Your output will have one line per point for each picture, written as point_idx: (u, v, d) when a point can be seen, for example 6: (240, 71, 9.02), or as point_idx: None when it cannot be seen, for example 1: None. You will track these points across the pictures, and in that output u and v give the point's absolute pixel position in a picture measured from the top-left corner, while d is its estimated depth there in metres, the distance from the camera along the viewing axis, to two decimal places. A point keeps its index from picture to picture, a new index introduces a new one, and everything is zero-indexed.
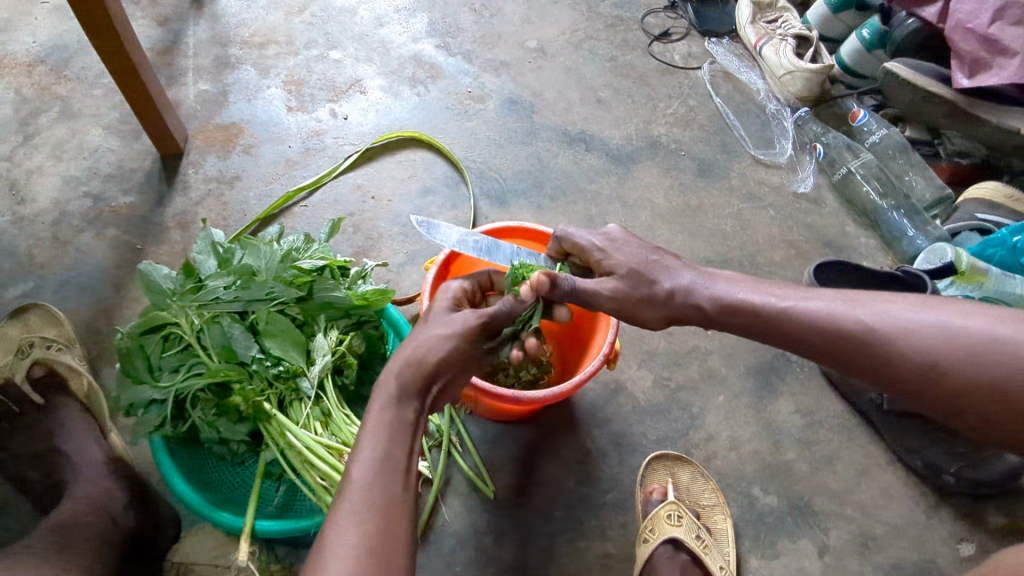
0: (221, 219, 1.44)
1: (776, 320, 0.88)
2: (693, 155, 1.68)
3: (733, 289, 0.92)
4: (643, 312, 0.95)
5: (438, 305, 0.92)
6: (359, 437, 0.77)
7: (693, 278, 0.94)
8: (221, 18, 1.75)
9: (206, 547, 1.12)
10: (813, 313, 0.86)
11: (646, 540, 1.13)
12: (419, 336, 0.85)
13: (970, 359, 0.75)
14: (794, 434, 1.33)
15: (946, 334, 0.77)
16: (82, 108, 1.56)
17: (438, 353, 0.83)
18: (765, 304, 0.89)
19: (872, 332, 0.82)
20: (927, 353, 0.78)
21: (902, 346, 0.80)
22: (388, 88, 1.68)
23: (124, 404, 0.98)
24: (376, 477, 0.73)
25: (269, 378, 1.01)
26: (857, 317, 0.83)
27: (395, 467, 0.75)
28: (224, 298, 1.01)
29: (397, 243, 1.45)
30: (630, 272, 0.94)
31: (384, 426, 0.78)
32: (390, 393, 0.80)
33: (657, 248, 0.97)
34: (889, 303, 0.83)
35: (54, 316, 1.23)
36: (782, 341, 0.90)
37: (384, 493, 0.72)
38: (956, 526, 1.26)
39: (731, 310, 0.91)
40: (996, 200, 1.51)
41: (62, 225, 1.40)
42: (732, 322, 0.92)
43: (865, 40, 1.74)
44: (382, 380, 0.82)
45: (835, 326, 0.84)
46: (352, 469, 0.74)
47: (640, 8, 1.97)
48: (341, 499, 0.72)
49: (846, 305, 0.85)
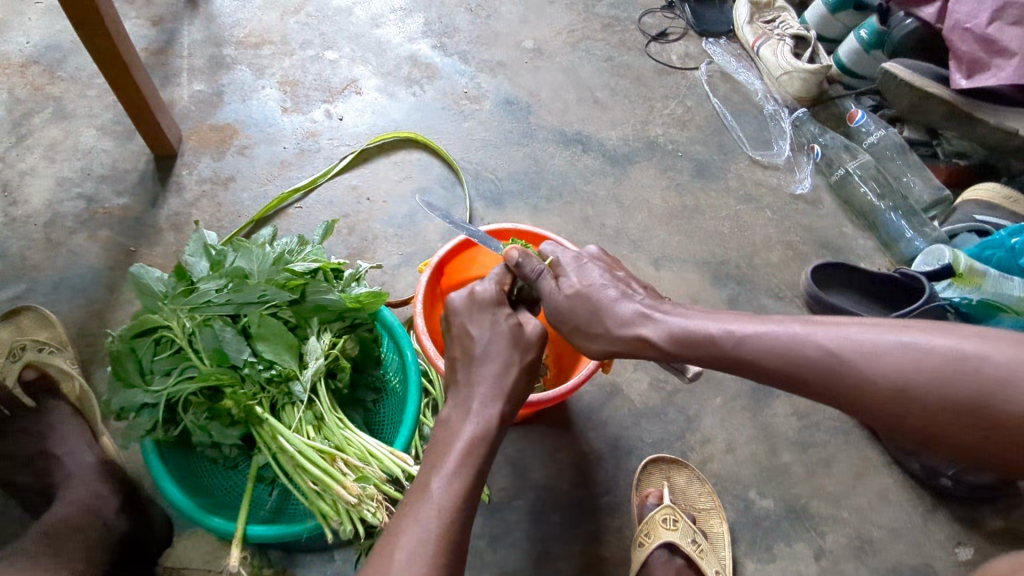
0: (215, 220, 1.43)
1: (734, 350, 0.84)
2: (690, 156, 1.67)
3: (685, 319, 0.89)
4: (583, 339, 0.97)
5: (507, 323, 0.90)
6: (444, 457, 0.78)
7: (638, 309, 0.92)
8: (217, 18, 1.74)
9: (200, 551, 1.13)
10: (771, 340, 0.81)
11: (642, 544, 1.12)
12: (517, 361, 0.87)
13: (942, 379, 0.71)
14: (791, 437, 1.32)
15: (912, 354, 0.73)
16: (76, 108, 1.55)
17: (526, 377, 0.88)
18: (721, 334, 0.85)
19: (836, 356, 0.76)
20: (894, 374, 0.73)
21: (866, 369, 0.75)
22: (384, 89, 1.67)
23: (114, 407, 0.97)
24: (457, 501, 0.73)
25: (262, 382, 1.01)
26: (816, 342, 0.78)
27: (473, 498, 0.76)
28: (216, 301, 1.01)
29: (392, 245, 1.44)
30: (578, 293, 0.95)
31: (471, 456, 0.78)
32: (487, 425, 0.81)
33: (618, 278, 0.98)
34: (850, 325, 0.78)
35: (47, 319, 1.22)
36: (745, 372, 0.84)
37: (460, 518, 0.73)
38: (953, 530, 1.25)
39: (682, 341, 0.88)
40: (994, 201, 1.50)
41: (54, 226, 1.40)
42: (687, 354, 0.88)
43: (862, 40, 1.73)
44: (478, 408, 0.83)
45: (797, 352, 0.79)
46: (433, 484, 0.75)
47: (638, 8, 1.96)
48: (418, 514, 0.72)
49: (806, 331, 0.80)
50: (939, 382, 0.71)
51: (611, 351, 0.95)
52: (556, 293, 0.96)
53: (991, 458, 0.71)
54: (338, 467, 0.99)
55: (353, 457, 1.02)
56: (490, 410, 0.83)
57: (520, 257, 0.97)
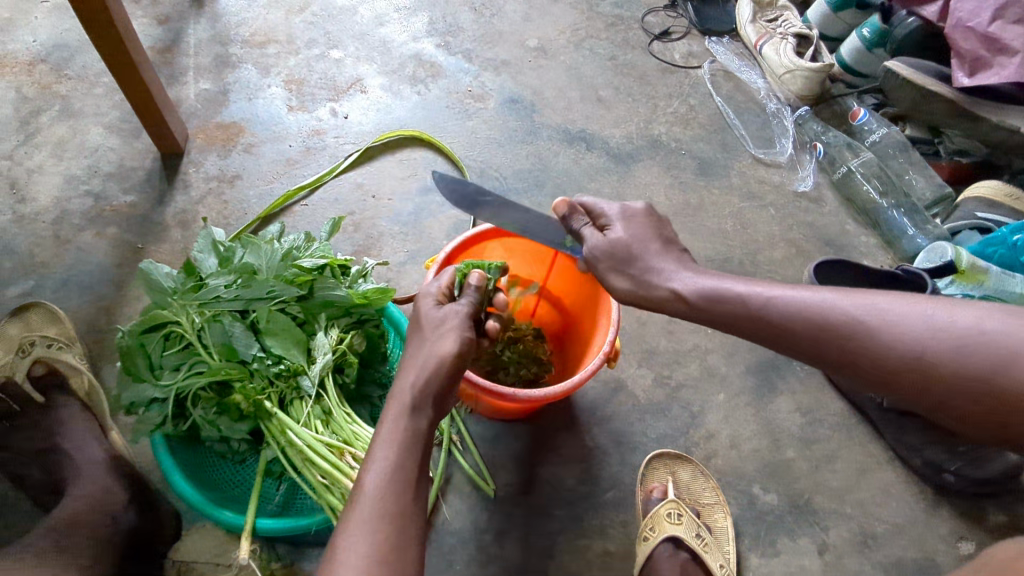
0: (221, 218, 1.44)
1: (758, 312, 0.85)
2: (693, 155, 1.68)
3: (715, 280, 0.89)
4: (614, 279, 0.94)
5: (426, 308, 0.89)
6: (372, 447, 0.78)
7: (671, 270, 0.92)
8: (222, 17, 1.75)
9: (208, 545, 1.08)
10: (795, 304, 0.82)
11: (647, 538, 1.13)
12: (427, 344, 0.85)
13: (959, 353, 0.72)
14: (794, 433, 1.33)
15: (933, 328, 0.74)
16: (83, 107, 1.56)
17: (446, 348, 0.83)
18: (749, 294, 0.86)
19: (859, 323, 0.78)
20: (913, 344, 0.75)
21: (886, 337, 0.76)
22: (388, 87, 1.68)
23: (124, 402, 0.98)
24: (389, 487, 0.73)
25: (270, 376, 1.02)
26: (840, 308, 0.80)
27: (411, 482, 0.75)
28: (225, 297, 1.01)
29: (397, 242, 1.45)
30: (620, 241, 0.93)
31: (399, 437, 0.78)
32: (406, 405, 0.80)
33: (663, 238, 0.96)
34: (875, 295, 0.79)
35: (55, 315, 1.23)
36: (766, 335, 0.86)
37: (398, 502, 0.73)
38: (956, 524, 1.26)
39: (711, 301, 0.88)
40: (995, 199, 1.51)
41: (62, 224, 1.40)
42: (711, 314, 0.88)
43: (866, 39, 1.73)
44: (400, 390, 0.82)
45: (821, 316, 0.80)
46: (366, 477, 0.75)
47: (641, 8, 1.97)
48: (353, 508, 0.72)
49: (832, 297, 0.81)
50: (957, 355, 0.72)
51: (639, 297, 0.93)
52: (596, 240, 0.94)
53: (997, 428, 0.73)
54: (345, 462, 1.01)
55: (361, 451, 1.03)
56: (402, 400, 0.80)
57: (565, 212, 0.96)
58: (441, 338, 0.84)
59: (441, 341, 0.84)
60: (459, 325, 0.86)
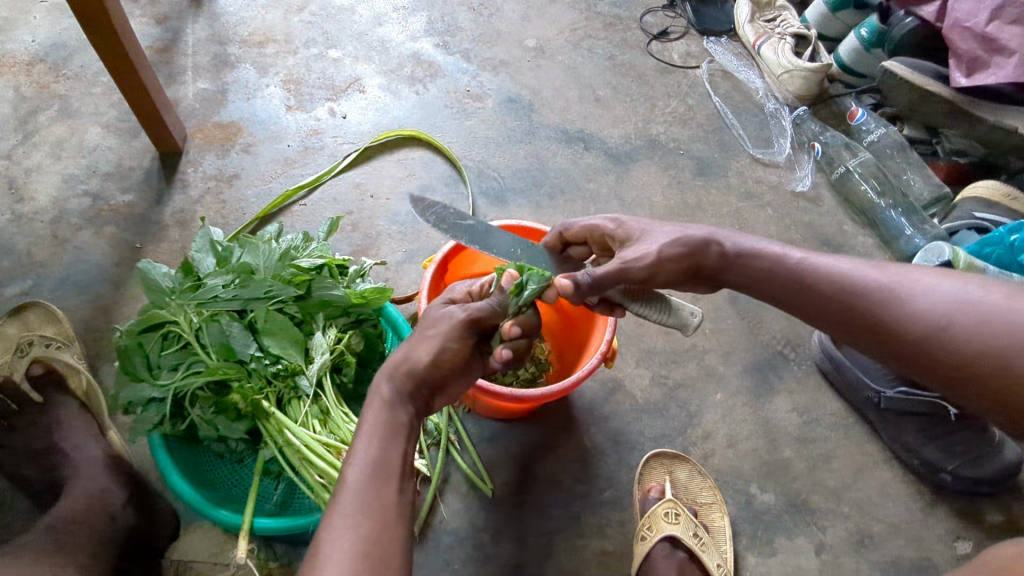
0: (220, 218, 1.44)
1: (792, 273, 0.90)
2: (691, 154, 1.68)
3: (756, 242, 0.93)
4: (664, 274, 0.92)
5: (433, 305, 0.89)
6: (353, 440, 0.77)
7: (713, 231, 0.94)
8: (221, 16, 1.75)
9: (206, 543, 1.07)
10: (830, 269, 0.88)
11: (643, 538, 1.14)
12: (412, 339, 0.83)
13: (979, 327, 0.75)
14: (791, 433, 1.33)
15: (958, 302, 0.77)
16: (82, 106, 1.56)
17: (420, 356, 0.80)
18: (786, 256, 0.91)
19: (888, 291, 0.83)
20: (936, 315, 0.78)
21: (912, 306, 0.81)
22: (387, 87, 1.68)
23: (122, 402, 0.98)
24: (370, 481, 0.73)
25: (269, 376, 1.02)
26: (872, 278, 0.84)
27: (392, 476, 0.75)
28: (223, 296, 1.01)
29: (396, 241, 1.45)
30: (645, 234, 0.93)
31: (379, 430, 0.77)
32: (383, 399, 0.79)
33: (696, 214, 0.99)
34: (909, 270, 0.83)
35: (53, 315, 1.23)
36: (796, 296, 0.91)
37: (380, 496, 0.72)
38: (952, 524, 1.26)
39: (747, 260, 0.93)
40: (993, 199, 1.51)
41: (61, 223, 1.41)
42: (746, 273, 0.93)
43: (863, 40, 1.74)
44: (378, 383, 0.81)
45: (852, 282, 0.85)
46: (347, 471, 0.74)
47: (640, 7, 1.97)
48: (335, 502, 0.72)
49: (867, 267, 0.86)
50: (977, 330, 0.75)
51: (685, 265, 0.92)
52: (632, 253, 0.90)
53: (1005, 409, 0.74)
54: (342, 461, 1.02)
55: None
56: (379, 393, 0.80)
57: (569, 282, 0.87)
58: (419, 342, 0.82)
59: (420, 343, 0.82)
60: (443, 334, 0.81)
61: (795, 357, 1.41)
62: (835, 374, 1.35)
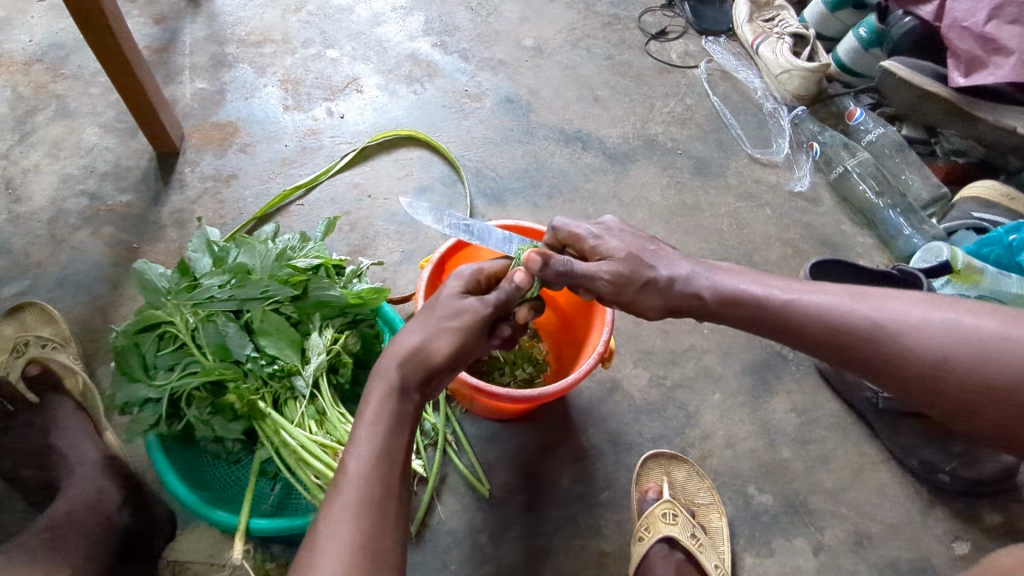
0: (217, 218, 1.43)
1: (777, 314, 0.88)
2: (690, 154, 1.68)
3: (735, 280, 0.92)
4: (643, 298, 0.95)
5: (447, 290, 0.89)
6: (354, 429, 0.76)
7: (690, 271, 0.94)
8: (218, 16, 1.75)
9: (204, 545, 1.06)
10: (814, 308, 0.86)
11: (642, 538, 1.13)
12: (434, 320, 0.84)
13: (978, 358, 0.75)
14: (789, 433, 1.33)
15: (955, 332, 0.77)
16: (79, 106, 1.56)
17: (439, 347, 0.82)
18: (769, 297, 0.89)
19: (877, 326, 0.81)
20: (934, 350, 0.78)
21: (907, 340, 0.79)
22: (385, 87, 1.68)
23: (118, 402, 0.98)
24: (372, 471, 0.72)
25: (264, 376, 1.01)
26: (860, 313, 0.83)
27: (394, 465, 0.74)
28: (218, 297, 1.01)
29: (393, 241, 1.45)
30: (629, 257, 0.94)
31: (384, 417, 0.76)
32: (392, 385, 0.78)
33: (654, 237, 0.98)
34: (894, 300, 0.82)
35: (50, 315, 1.23)
36: (786, 336, 0.89)
37: (380, 487, 0.71)
38: (950, 524, 1.26)
39: (729, 303, 0.92)
40: (993, 199, 1.50)
41: (58, 223, 1.40)
42: (732, 316, 0.93)
43: (861, 39, 1.74)
44: (382, 368, 0.79)
45: (840, 320, 0.84)
46: (347, 459, 0.73)
47: (638, 7, 1.97)
48: (335, 490, 0.71)
49: (851, 300, 0.85)
50: (980, 364, 0.75)
51: (667, 304, 0.96)
52: (607, 266, 0.93)
53: (1010, 434, 0.76)
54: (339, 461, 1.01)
55: None
56: (386, 379, 0.78)
57: (563, 264, 0.93)
58: (441, 332, 0.82)
59: (443, 332, 0.83)
60: (466, 330, 0.84)
61: (794, 357, 1.41)
62: (833, 374, 1.35)
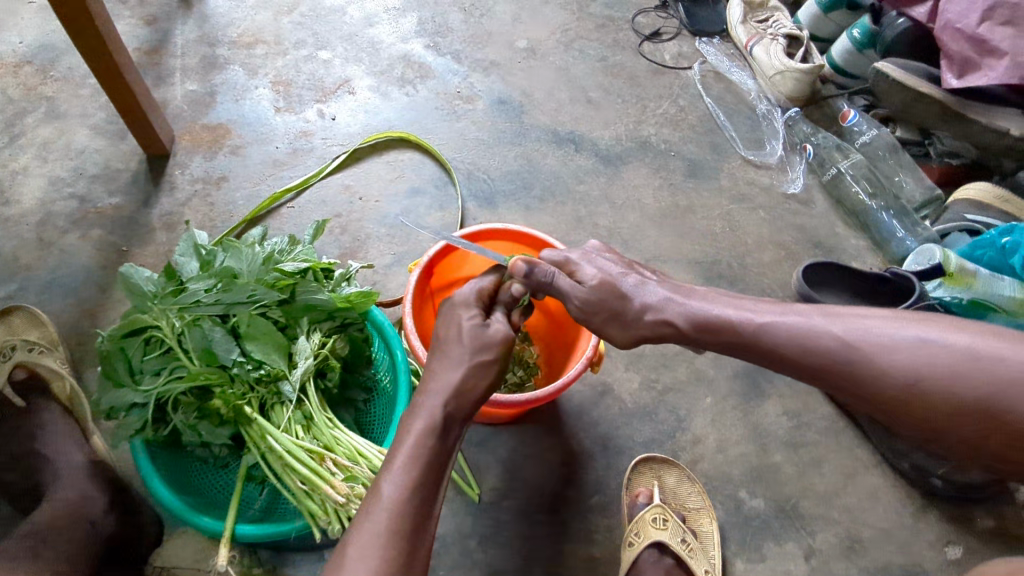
0: (207, 221, 1.43)
1: (750, 337, 0.87)
2: (683, 156, 1.67)
3: (707, 305, 0.91)
4: (610, 329, 0.95)
5: (466, 322, 0.88)
6: (390, 459, 0.76)
7: (662, 297, 0.93)
8: (209, 18, 1.74)
9: (190, 550, 1.09)
10: (787, 329, 0.85)
11: (631, 543, 1.13)
12: (469, 351, 0.85)
13: (951, 377, 0.74)
14: (781, 437, 1.32)
15: (927, 350, 0.76)
16: (69, 108, 1.55)
17: (481, 382, 0.85)
18: (741, 322, 0.88)
19: (851, 348, 0.80)
20: (908, 369, 0.77)
21: (881, 361, 0.79)
22: (376, 88, 1.67)
23: (104, 407, 0.97)
24: (405, 498, 0.72)
25: (251, 382, 1.01)
26: (833, 334, 0.82)
27: (430, 495, 0.74)
28: (205, 301, 1.00)
29: (384, 245, 1.44)
30: (601, 284, 0.94)
31: (420, 449, 0.77)
32: (435, 416, 0.80)
33: (628, 263, 0.98)
34: (866, 319, 0.82)
35: (37, 319, 1.22)
36: (761, 357, 0.88)
37: (412, 515, 0.71)
38: (943, 529, 1.25)
39: (702, 328, 0.91)
40: (985, 201, 1.49)
41: (47, 225, 1.40)
42: (706, 342, 0.91)
43: (856, 40, 1.74)
44: (423, 405, 0.81)
45: (813, 342, 0.83)
46: (383, 486, 0.73)
47: (631, 8, 1.96)
48: (364, 518, 0.71)
49: (823, 321, 0.84)
50: (955, 382, 0.74)
51: (639, 334, 0.95)
52: (578, 291, 0.93)
53: (990, 453, 0.76)
54: (326, 467, 0.99)
55: (342, 456, 1.02)
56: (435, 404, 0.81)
57: (549, 274, 0.94)
58: (479, 366, 0.85)
59: (478, 368, 0.85)
60: (498, 361, 0.87)
61: None
62: None
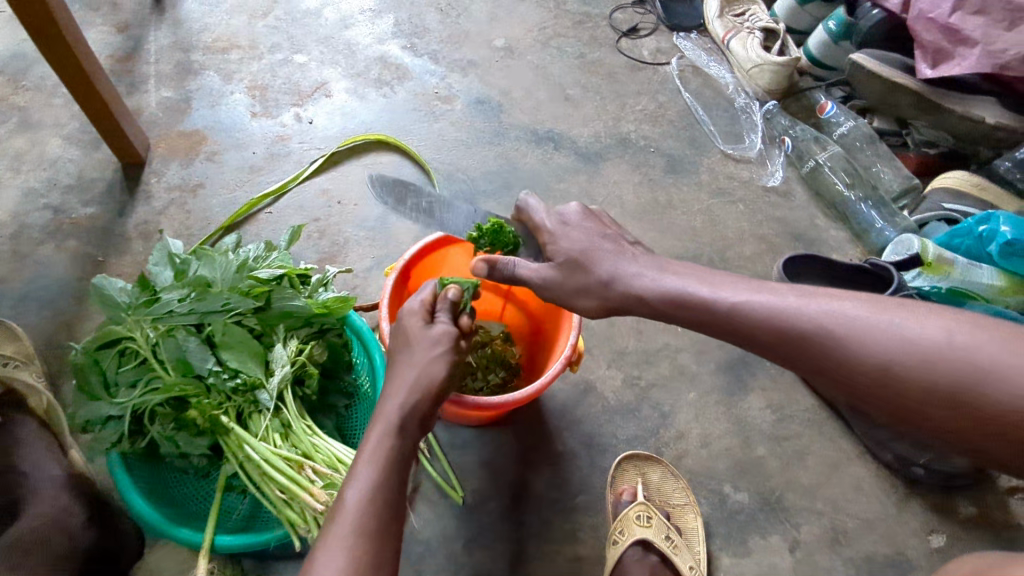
0: (183, 228, 1.41)
1: (723, 316, 0.86)
2: (662, 152, 1.67)
3: (681, 283, 0.90)
4: (580, 296, 0.97)
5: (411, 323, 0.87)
6: (354, 465, 0.76)
7: (635, 273, 0.92)
8: (183, 23, 1.73)
9: (173, 560, 1.12)
10: (761, 308, 0.84)
11: (616, 542, 1.13)
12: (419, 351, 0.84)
13: (925, 364, 0.74)
14: (764, 431, 1.32)
15: (902, 338, 0.76)
16: (42, 118, 1.54)
17: (438, 377, 0.83)
18: (715, 300, 0.86)
19: (826, 329, 0.80)
20: (882, 357, 0.76)
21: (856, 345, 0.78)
22: (353, 90, 1.66)
23: (80, 420, 0.96)
24: (370, 502, 0.72)
25: (227, 391, 1.00)
26: (808, 315, 0.81)
27: (393, 499, 0.74)
28: (178, 311, 0.99)
29: (363, 248, 1.43)
30: (568, 261, 0.96)
31: (383, 453, 0.76)
32: (393, 418, 0.79)
33: (604, 235, 0.97)
34: (843, 301, 0.81)
35: (11, 332, 1.21)
36: (733, 336, 0.87)
37: (378, 518, 0.71)
38: (926, 517, 1.26)
39: (674, 302, 0.90)
40: (962, 189, 1.51)
41: (20, 238, 1.38)
42: (678, 317, 0.90)
43: (832, 32, 1.73)
44: (384, 410, 0.80)
45: (788, 321, 0.82)
46: (347, 490, 0.73)
47: (609, 5, 1.96)
48: (330, 525, 0.70)
49: (800, 301, 0.82)
50: (928, 369, 0.74)
51: (609, 304, 0.95)
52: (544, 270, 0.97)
53: (959, 439, 0.76)
54: (305, 475, 0.99)
55: (321, 463, 1.01)
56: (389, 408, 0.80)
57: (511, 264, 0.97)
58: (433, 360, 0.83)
59: (432, 364, 0.83)
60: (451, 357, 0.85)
61: None
62: None
